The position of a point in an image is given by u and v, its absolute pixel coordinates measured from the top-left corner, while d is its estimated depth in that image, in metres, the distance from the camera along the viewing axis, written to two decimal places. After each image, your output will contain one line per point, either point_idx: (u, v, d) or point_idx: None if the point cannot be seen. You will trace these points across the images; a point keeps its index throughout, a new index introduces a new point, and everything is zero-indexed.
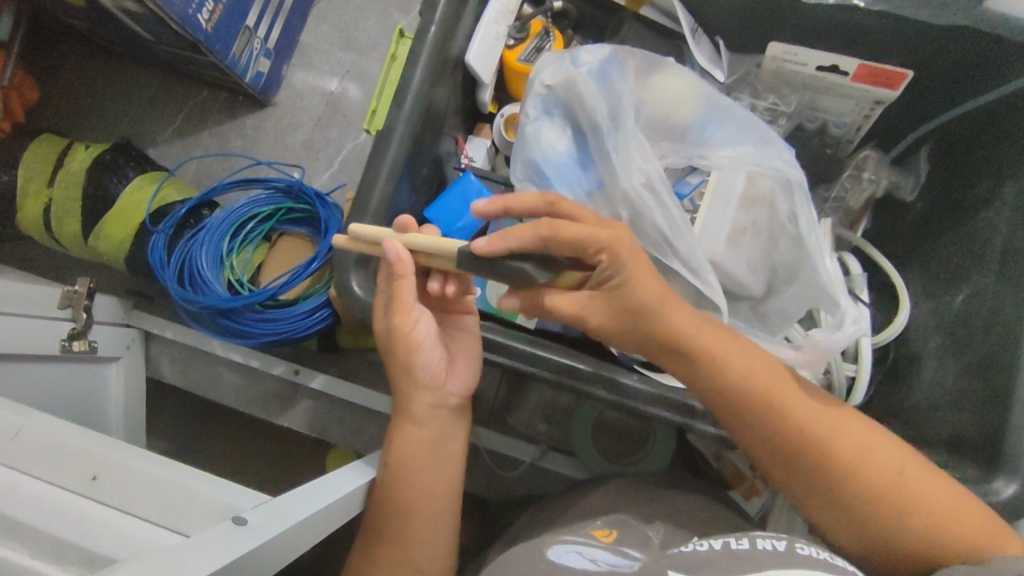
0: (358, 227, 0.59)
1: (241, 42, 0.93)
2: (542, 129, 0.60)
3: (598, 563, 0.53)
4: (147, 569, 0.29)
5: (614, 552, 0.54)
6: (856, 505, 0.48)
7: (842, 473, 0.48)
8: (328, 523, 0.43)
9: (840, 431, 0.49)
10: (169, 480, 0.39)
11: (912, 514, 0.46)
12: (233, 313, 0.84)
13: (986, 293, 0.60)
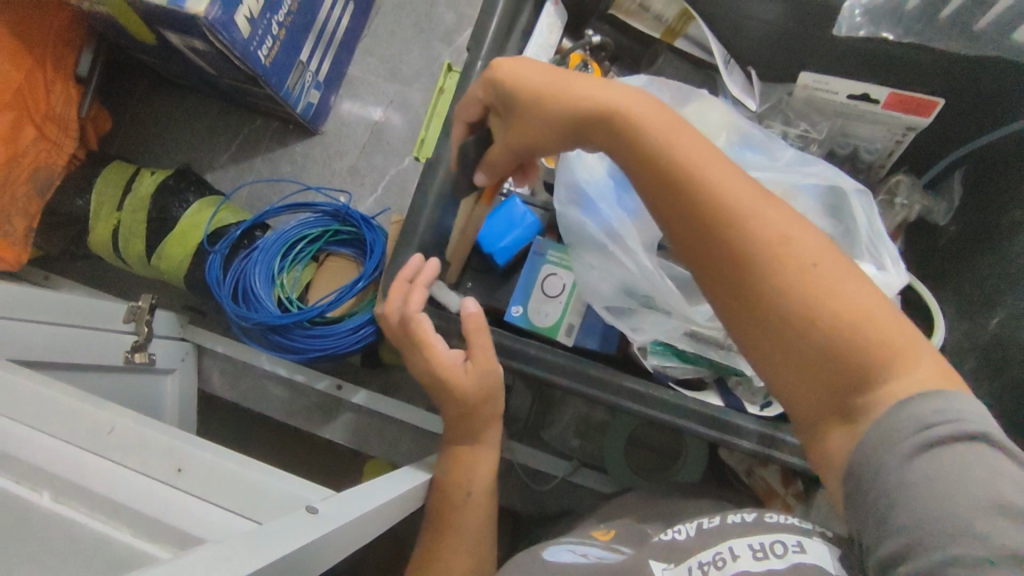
0: (406, 250, 0.63)
1: (295, 75, 1.00)
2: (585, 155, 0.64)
3: (589, 557, 0.55)
4: (235, 544, 0.33)
5: (608, 549, 0.57)
6: (790, 335, 0.41)
7: (793, 311, 0.40)
8: (386, 519, 0.46)
9: (843, 292, 0.40)
10: (243, 475, 0.43)
11: (853, 357, 0.39)
12: (283, 329, 0.89)
13: (1020, 317, 0.61)
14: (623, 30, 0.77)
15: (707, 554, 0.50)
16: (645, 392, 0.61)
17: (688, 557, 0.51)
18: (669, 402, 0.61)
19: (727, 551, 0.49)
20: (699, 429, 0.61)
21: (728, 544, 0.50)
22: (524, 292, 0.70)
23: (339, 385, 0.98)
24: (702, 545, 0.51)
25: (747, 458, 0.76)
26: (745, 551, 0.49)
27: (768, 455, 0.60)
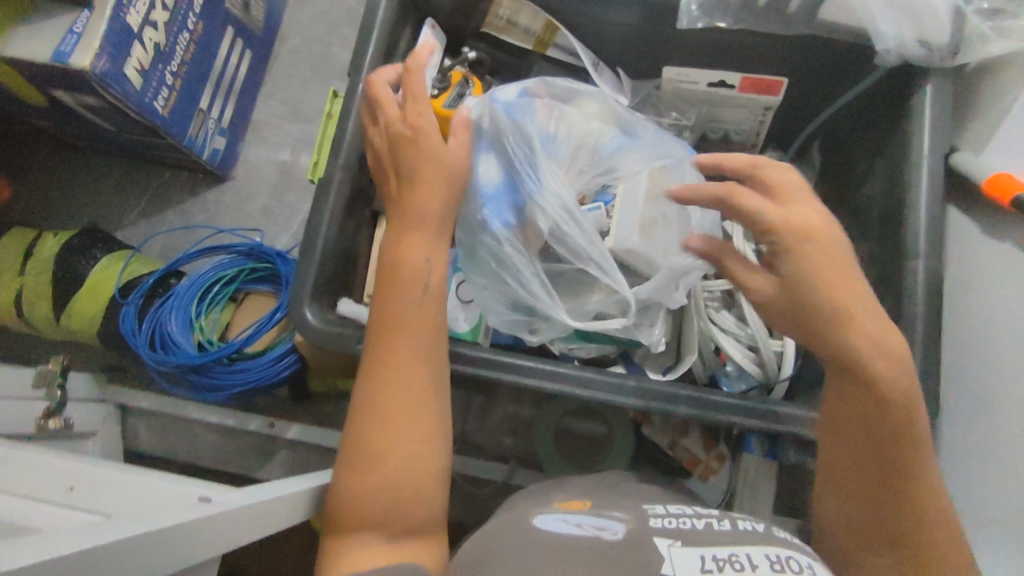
0: (307, 267, 0.64)
1: (196, 123, 1.01)
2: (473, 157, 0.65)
3: (586, 530, 0.48)
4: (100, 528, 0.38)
5: (599, 515, 0.50)
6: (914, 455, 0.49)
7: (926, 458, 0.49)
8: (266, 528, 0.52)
9: (906, 438, 0.49)
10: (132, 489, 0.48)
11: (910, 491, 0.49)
12: (204, 369, 0.88)
13: (873, 258, 0.68)
14: (498, 47, 0.83)
15: (722, 550, 0.45)
16: (562, 371, 0.62)
17: (704, 547, 0.45)
18: (578, 376, 0.62)
19: (743, 556, 0.44)
20: (617, 399, 0.61)
21: (744, 548, 0.45)
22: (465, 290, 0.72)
23: (270, 423, 0.96)
24: (714, 539, 0.46)
25: (670, 430, 0.80)
26: (763, 561, 0.44)
27: (700, 419, 0.61)
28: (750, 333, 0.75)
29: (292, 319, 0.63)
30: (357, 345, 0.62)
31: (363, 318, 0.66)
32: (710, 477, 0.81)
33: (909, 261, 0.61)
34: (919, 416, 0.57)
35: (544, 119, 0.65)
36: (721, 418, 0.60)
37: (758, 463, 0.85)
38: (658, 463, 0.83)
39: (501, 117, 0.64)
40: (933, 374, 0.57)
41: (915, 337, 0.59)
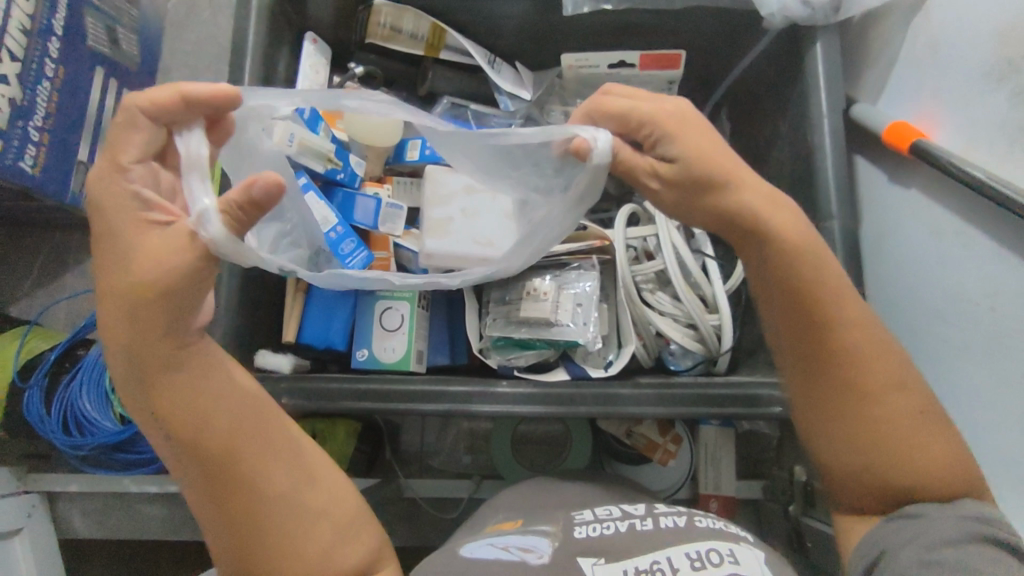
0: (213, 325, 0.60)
1: (78, 178, 0.93)
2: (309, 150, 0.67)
3: (513, 553, 0.52)
4: None
5: (525, 534, 0.54)
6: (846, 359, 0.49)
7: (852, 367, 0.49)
8: None
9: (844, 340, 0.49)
10: None
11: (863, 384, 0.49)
12: (128, 444, 0.82)
13: None
14: (389, 56, 0.79)
15: (643, 559, 0.49)
16: (517, 390, 0.58)
17: (623, 559, 0.49)
18: (533, 395, 0.57)
19: (664, 561, 0.48)
20: (580, 410, 0.58)
21: (665, 553, 0.49)
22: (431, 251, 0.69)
23: None
24: (637, 546, 0.50)
25: (624, 420, 0.79)
26: (683, 562, 0.48)
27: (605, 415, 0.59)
28: (685, 312, 0.75)
29: None
30: (281, 401, 0.58)
31: (285, 368, 0.61)
32: (669, 460, 0.80)
33: (822, 221, 0.62)
34: None
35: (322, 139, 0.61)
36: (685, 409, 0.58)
37: (715, 435, 0.86)
38: (616, 452, 0.83)
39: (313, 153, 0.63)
40: None
41: None
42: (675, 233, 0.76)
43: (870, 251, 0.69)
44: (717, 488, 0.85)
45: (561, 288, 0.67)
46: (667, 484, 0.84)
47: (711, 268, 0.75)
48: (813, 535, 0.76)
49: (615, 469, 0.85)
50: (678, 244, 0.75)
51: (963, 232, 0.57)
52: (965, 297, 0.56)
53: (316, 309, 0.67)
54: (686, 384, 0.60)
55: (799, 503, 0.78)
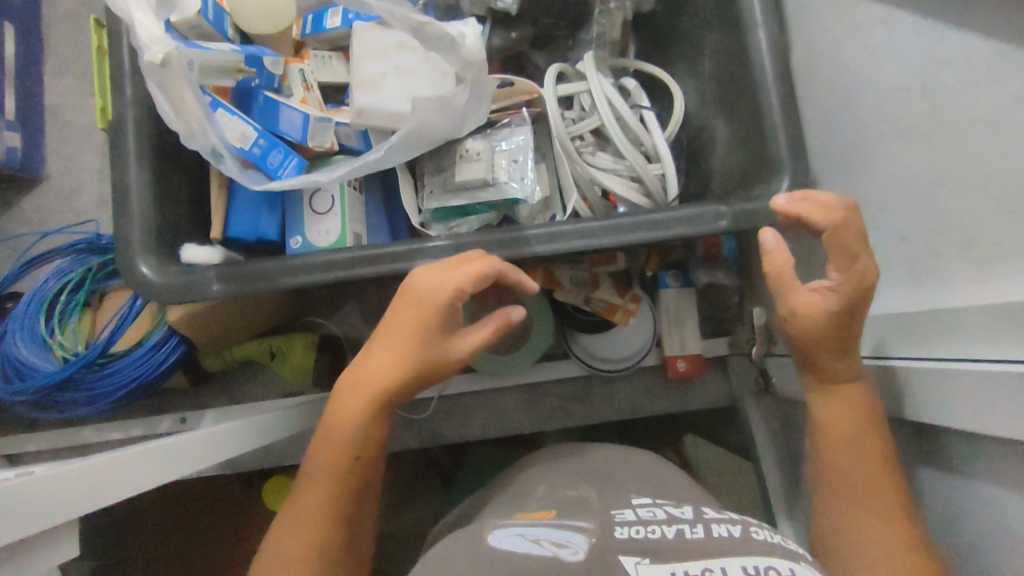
0: (128, 221, 0.55)
1: None
2: (209, 57, 0.54)
3: (546, 548, 0.46)
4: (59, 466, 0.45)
5: (557, 528, 0.48)
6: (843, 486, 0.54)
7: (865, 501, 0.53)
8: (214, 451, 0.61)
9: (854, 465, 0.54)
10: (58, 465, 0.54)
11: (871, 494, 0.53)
12: (74, 383, 0.78)
13: (720, 50, 0.67)
14: None
15: (694, 564, 0.41)
16: (453, 239, 0.56)
17: (672, 563, 0.42)
18: (475, 244, 0.56)
19: (717, 571, 0.40)
20: (529, 254, 0.56)
21: (720, 561, 0.41)
22: (365, 131, 0.61)
23: (183, 419, 0.88)
24: (684, 553, 0.43)
25: (581, 287, 0.78)
26: (739, 574, 0.39)
27: (519, 258, 0.56)
28: (627, 166, 0.74)
29: (130, 282, 0.55)
30: (212, 287, 0.55)
31: (215, 258, 0.58)
32: (630, 321, 0.81)
33: (749, 34, 0.59)
34: (793, 180, 0.56)
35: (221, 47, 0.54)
36: (632, 236, 0.56)
37: (674, 297, 0.86)
38: (577, 323, 0.83)
39: (219, 62, 0.54)
40: (795, 135, 0.57)
41: (771, 106, 0.58)
42: (606, 84, 0.73)
43: (803, 73, 0.68)
44: (683, 349, 0.85)
45: (493, 147, 0.65)
46: (633, 349, 0.85)
47: (648, 115, 0.74)
48: (778, 372, 0.78)
49: (579, 342, 0.86)
50: (610, 96, 0.73)
51: (888, 18, 0.54)
52: (895, 85, 0.55)
53: (244, 199, 0.63)
54: (594, 217, 0.57)
55: (762, 345, 0.80)
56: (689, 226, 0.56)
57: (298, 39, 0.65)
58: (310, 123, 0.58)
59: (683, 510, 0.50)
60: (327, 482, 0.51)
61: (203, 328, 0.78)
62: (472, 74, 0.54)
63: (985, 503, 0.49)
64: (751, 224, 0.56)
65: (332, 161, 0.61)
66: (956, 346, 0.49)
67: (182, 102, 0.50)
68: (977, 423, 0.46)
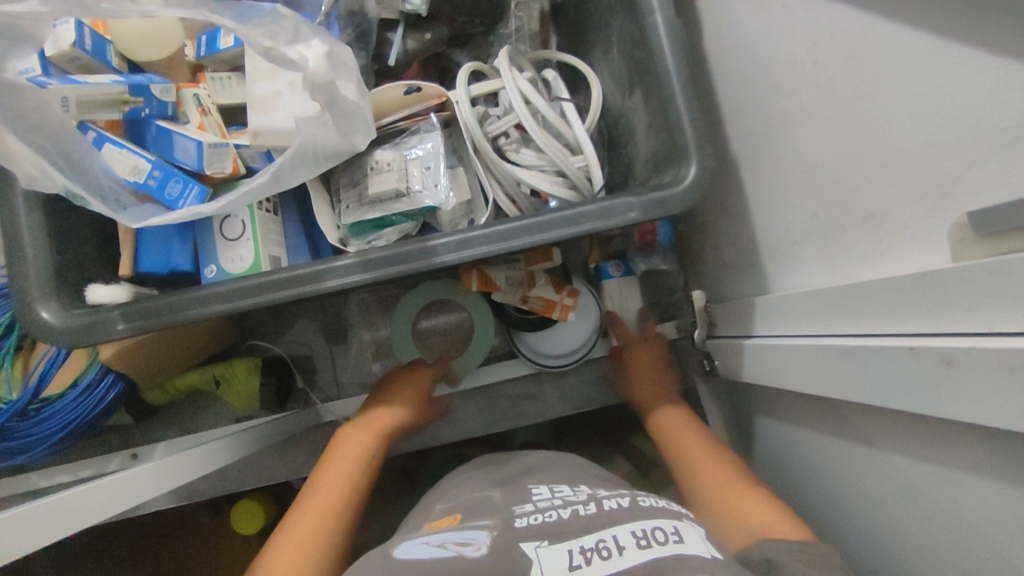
0: (23, 265, 0.53)
1: None
2: (86, 91, 0.52)
3: (449, 549, 0.45)
4: None
5: (459, 531, 0.48)
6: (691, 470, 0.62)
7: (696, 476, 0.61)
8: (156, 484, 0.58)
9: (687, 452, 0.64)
10: None
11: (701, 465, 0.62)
12: (9, 431, 0.76)
13: (626, 36, 0.66)
14: None
15: (589, 538, 0.43)
16: (365, 254, 0.55)
17: (569, 539, 0.44)
18: (385, 256, 0.55)
19: (609, 539, 0.43)
20: (439, 263, 0.55)
21: (611, 531, 0.44)
22: (268, 152, 0.60)
23: (132, 455, 0.87)
24: (582, 528, 0.45)
25: (518, 287, 0.77)
26: (628, 539, 0.42)
27: (430, 269, 0.56)
28: (550, 161, 0.73)
29: (32, 329, 0.53)
30: (118, 327, 0.54)
31: (121, 296, 0.56)
32: (570, 315, 0.81)
33: (647, 18, 0.59)
34: (701, 165, 0.56)
35: (92, 77, 0.52)
36: (542, 236, 0.55)
37: (617, 287, 0.86)
38: (518, 322, 0.82)
39: (94, 93, 0.52)
40: (698, 118, 0.57)
41: (673, 91, 0.57)
42: (520, 80, 0.72)
43: (714, 53, 0.67)
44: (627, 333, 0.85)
45: (404, 156, 0.63)
46: (579, 342, 0.85)
47: (566, 107, 0.73)
48: (720, 352, 0.78)
49: (524, 340, 0.85)
50: (525, 91, 0.72)
51: None
52: (792, 58, 0.54)
53: (151, 233, 0.61)
54: (502, 219, 0.56)
55: (703, 326, 0.81)
56: (601, 221, 0.56)
57: (193, 61, 0.63)
58: (205, 150, 0.56)
59: (579, 492, 0.52)
60: (331, 515, 0.55)
61: (136, 364, 0.76)
62: (325, 95, 0.52)
63: (887, 471, 0.49)
64: (662, 212, 0.55)
65: (236, 185, 0.60)
66: (849, 321, 0.49)
67: (8, 148, 0.48)
68: (873, 394, 0.46)
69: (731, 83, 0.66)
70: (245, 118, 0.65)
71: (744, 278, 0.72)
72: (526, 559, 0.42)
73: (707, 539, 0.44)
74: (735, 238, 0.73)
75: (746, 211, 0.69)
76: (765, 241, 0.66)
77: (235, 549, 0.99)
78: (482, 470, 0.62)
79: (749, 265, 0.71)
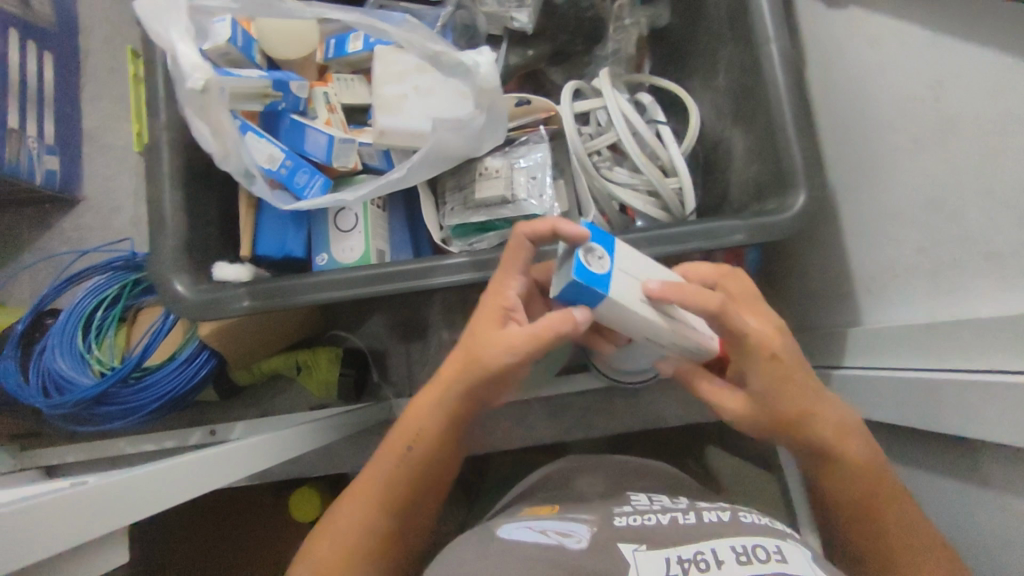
0: (162, 241, 0.58)
1: (13, 146, 0.89)
2: (235, 83, 0.56)
3: (552, 536, 0.48)
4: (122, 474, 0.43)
5: (560, 519, 0.51)
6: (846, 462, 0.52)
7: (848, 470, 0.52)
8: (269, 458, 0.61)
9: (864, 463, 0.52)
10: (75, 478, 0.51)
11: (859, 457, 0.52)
12: (111, 397, 0.81)
13: (733, 64, 0.68)
14: None
15: (686, 548, 0.44)
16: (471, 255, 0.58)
17: (668, 546, 0.44)
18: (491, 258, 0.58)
19: (709, 552, 0.43)
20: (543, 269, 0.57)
21: (709, 544, 0.44)
22: (387, 152, 0.64)
23: (212, 431, 0.91)
24: (680, 538, 0.45)
25: None
26: (729, 554, 0.42)
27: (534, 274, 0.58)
28: (644, 180, 0.75)
29: (165, 299, 0.57)
30: (242, 304, 0.57)
31: (245, 276, 0.60)
32: None
33: (763, 48, 0.60)
34: (809, 194, 0.57)
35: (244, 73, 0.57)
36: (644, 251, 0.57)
37: None
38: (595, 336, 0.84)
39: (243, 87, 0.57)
40: (809, 147, 0.57)
41: (786, 120, 0.58)
42: (621, 100, 0.74)
43: (820, 85, 0.68)
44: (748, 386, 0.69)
45: (512, 165, 0.66)
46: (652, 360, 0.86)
47: (664, 129, 0.74)
48: None
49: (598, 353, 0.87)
50: (626, 111, 0.74)
51: None
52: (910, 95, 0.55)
53: (271, 220, 0.65)
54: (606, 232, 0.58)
55: None
56: (706, 241, 0.57)
57: (321, 63, 0.67)
58: (335, 144, 0.60)
59: (677, 502, 0.53)
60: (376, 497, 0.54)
61: (230, 345, 0.80)
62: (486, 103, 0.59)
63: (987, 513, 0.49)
64: (769, 236, 0.56)
65: (355, 180, 0.64)
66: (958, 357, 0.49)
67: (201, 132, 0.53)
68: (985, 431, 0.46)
69: (835, 115, 0.67)
70: (364, 120, 0.69)
71: (832, 310, 0.72)
72: (623, 560, 0.44)
73: (814, 561, 0.43)
74: (824, 269, 0.73)
75: (840, 243, 0.69)
76: (859, 273, 0.66)
77: (295, 533, 1.02)
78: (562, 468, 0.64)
79: (840, 297, 0.71)
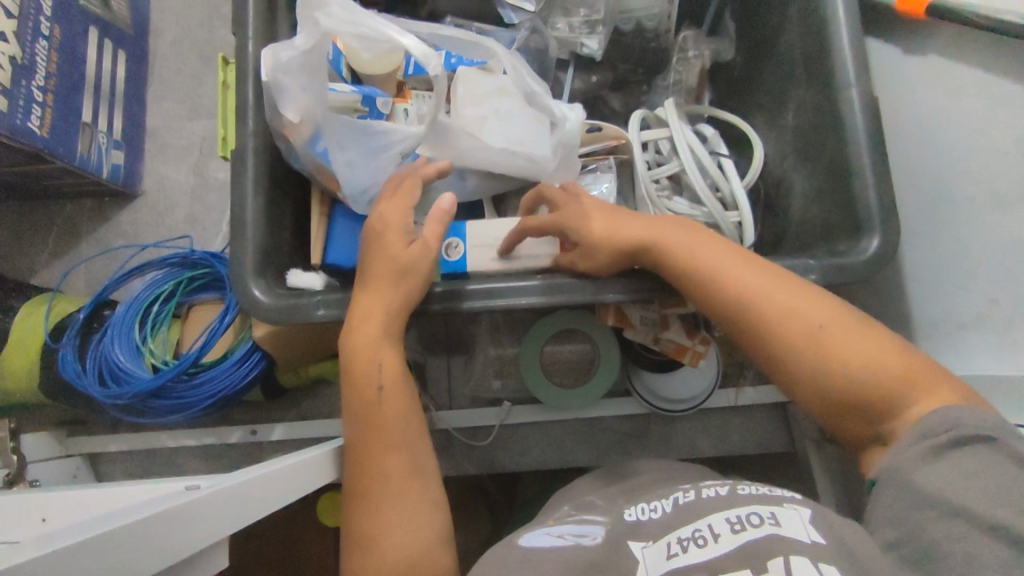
0: (243, 244, 0.59)
1: (84, 139, 0.92)
2: (329, 97, 0.59)
3: (569, 540, 0.48)
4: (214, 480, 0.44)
5: (579, 522, 0.51)
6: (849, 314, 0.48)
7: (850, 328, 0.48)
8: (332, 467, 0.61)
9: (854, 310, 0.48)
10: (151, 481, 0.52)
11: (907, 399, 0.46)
12: (164, 390, 0.83)
13: (805, 104, 0.68)
14: None
15: (685, 528, 0.45)
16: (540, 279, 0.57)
17: (671, 532, 0.46)
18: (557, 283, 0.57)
19: (705, 527, 0.44)
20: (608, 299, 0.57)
21: (706, 519, 0.45)
22: (461, 172, 0.65)
23: (253, 431, 0.92)
24: (681, 519, 0.47)
25: (651, 327, 0.79)
26: (724, 525, 0.44)
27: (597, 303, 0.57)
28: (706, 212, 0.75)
29: (241, 301, 0.58)
30: (317, 312, 0.57)
31: (317, 284, 0.62)
32: (698, 362, 0.82)
33: (840, 92, 0.61)
34: (883, 238, 0.57)
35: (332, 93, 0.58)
36: None
37: None
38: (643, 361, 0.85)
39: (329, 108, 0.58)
40: (885, 192, 0.58)
41: (863, 163, 0.59)
42: (688, 133, 0.75)
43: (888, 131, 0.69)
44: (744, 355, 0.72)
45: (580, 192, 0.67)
46: (696, 391, 0.86)
47: (727, 163, 0.75)
48: None
49: (642, 380, 0.87)
50: (692, 143, 0.75)
51: (987, 81, 0.58)
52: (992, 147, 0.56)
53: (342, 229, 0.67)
54: None
55: None
56: None
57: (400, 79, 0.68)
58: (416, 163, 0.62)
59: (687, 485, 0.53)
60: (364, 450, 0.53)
61: (282, 347, 0.81)
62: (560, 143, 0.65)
63: None
64: (841, 277, 0.57)
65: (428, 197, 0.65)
66: None
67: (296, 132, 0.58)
68: None
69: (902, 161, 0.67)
70: None
71: None
72: (634, 562, 0.45)
73: (811, 519, 0.43)
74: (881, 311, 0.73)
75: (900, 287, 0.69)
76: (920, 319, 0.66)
77: None
78: (605, 480, 0.63)
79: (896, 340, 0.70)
